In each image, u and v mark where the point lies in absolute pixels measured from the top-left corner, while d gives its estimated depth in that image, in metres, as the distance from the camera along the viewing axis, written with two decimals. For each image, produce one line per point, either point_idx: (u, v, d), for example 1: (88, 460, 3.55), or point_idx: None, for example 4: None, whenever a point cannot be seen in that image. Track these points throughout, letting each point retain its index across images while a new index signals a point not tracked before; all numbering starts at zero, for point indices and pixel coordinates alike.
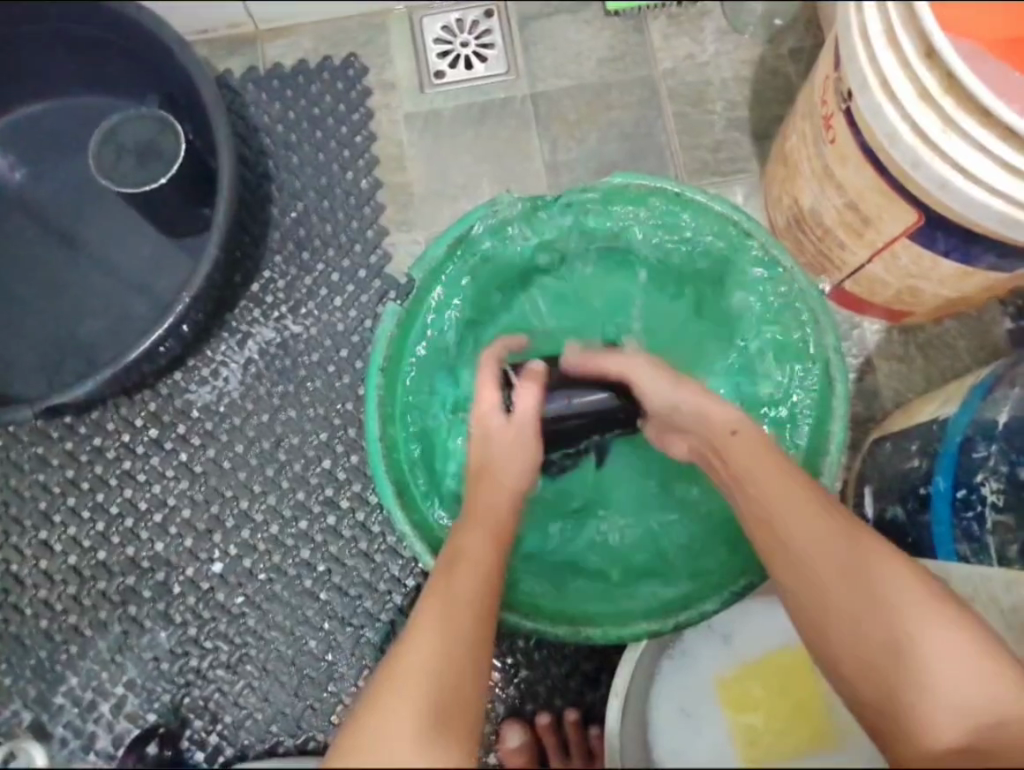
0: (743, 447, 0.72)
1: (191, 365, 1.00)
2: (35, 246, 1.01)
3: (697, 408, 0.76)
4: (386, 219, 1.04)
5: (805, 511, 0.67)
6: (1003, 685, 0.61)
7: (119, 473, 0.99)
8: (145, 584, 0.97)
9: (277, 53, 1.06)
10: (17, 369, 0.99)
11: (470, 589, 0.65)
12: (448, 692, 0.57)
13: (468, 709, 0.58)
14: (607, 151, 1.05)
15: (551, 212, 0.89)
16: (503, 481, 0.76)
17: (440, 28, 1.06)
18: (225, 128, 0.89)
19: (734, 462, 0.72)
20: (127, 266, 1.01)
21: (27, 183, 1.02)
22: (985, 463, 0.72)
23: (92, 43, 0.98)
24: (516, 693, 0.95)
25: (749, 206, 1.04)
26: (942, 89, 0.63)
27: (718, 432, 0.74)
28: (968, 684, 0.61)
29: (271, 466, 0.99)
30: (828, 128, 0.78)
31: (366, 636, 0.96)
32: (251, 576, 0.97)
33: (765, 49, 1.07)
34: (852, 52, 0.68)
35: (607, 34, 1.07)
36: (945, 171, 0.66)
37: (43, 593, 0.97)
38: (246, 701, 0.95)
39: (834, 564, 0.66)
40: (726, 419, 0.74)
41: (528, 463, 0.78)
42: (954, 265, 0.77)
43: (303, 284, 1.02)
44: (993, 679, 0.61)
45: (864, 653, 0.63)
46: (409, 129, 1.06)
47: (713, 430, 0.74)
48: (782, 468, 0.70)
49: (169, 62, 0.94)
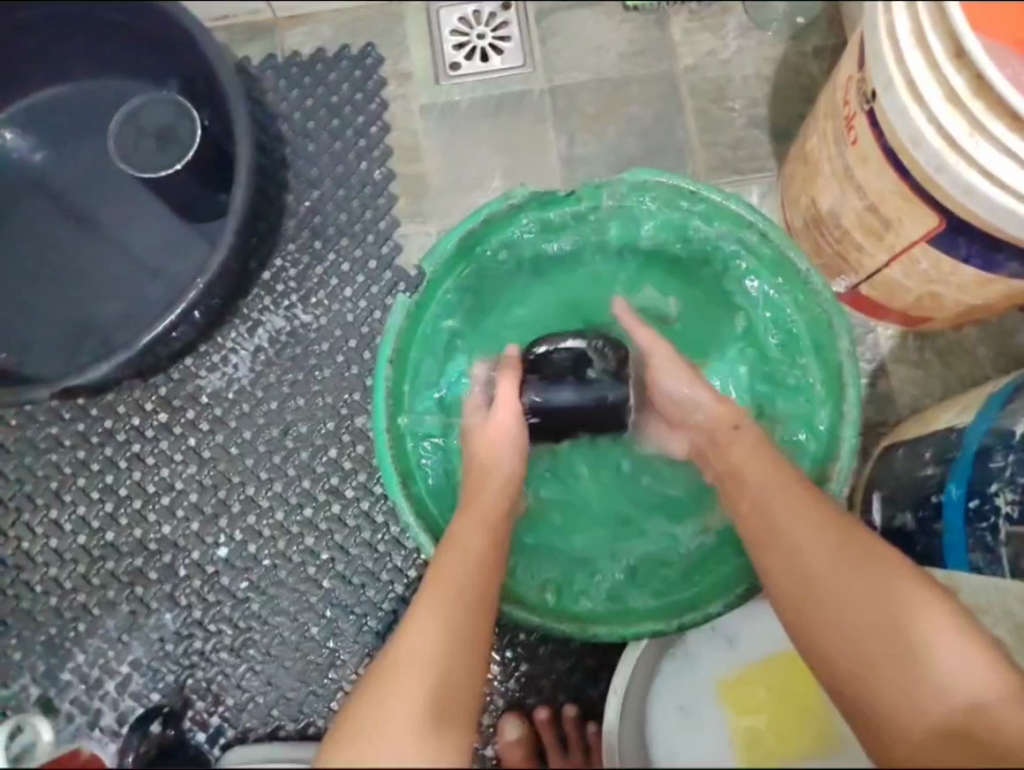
0: (745, 444, 0.75)
1: (203, 351, 1.01)
2: (53, 228, 1.02)
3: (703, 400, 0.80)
4: (399, 210, 1.03)
5: (793, 508, 0.69)
6: (994, 677, 0.61)
7: (129, 455, 0.99)
8: (152, 565, 0.98)
9: (296, 41, 1.06)
10: (33, 349, 1.00)
11: (463, 572, 0.66)
12: (447, 673, 0.58)
13: (468, 686, 0.59)
14: (624, 147, 1.04)
15: (564, 206, 0.88)
16: (495, 472, 0.78)
17: (458, 18, 1.06)
18: (244, 116, 0.89)
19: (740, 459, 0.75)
20: (142, 252, 1.01)
21: (46, 164, 1.03)
22: (1001, 474, 0.71)
23: (112, 26, 0.98)
24: (516, 687, 0.96)
25: (767, 205, 1.03)
26: (970, 91, 0.62)
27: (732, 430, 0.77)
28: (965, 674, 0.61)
29: (279, 453, 0.99)
30: (850, 129, 0.76)
31: (368, 625, 0.97)
32: (256, 561, 0.98)
33: (788, 47, 1.05)
34: (877, 52, 0.66)
35: (627, 28, 1.06)
36: (970, 175, 0.64)
37: (52, 572, 0.98)
38: (249, 684, 0.96)
39: (821, 557, 0.67)
40: (728, 417, 0.78)
41: (516, 449, 0.79)
42: (975, 272, 0.76)
43: (315, 273, 1.02)
44: (983, 674, 0.61)
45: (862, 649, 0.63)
46: (424, 120, 1.05)
47: (717, 427, 0.78)
48: (774, 466, 0.73)
49: (189, 47, 0.94)
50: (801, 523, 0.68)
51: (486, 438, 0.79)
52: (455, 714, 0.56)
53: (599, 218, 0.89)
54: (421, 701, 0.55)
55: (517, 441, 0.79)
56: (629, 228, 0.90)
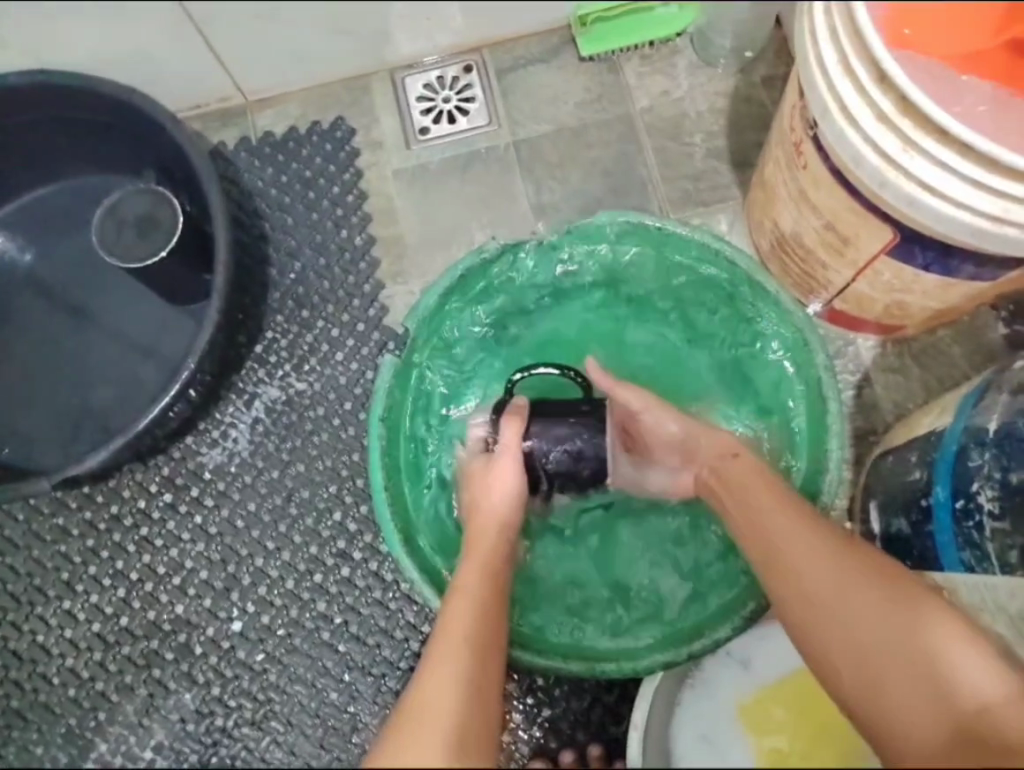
0: (744, 468, 0.77)
1: (201, 428, 1.03)
2: (48, 324, 1.05)
3: (695, 432, 0.82)
4: (381, 273, 1.07)
5: (787, 527, 0.71)
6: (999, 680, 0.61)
7: (136, 539, 1.01)
8: (168, 646, 0.99)
9: (268, 121, 1.11)
10: (36, 442, 1.02)
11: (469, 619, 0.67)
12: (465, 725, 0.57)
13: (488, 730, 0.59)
14: (591, 190, 1.08)
15: (536, 254, 0.91)
16: (494, 521, 0.78)
17: (421, 85, 1.10)
18: (219, 198, 0.93)
19: (732, 482, 0.77)
20: (136, 336, 1.04)
21: (37, 263, 1.06)
22: (980, 471, 0.73)
23: (91, 127, 1.02)
24: (540, 733, 0.95)
25: (735, 233, 1.06)
26: (898, 111, 0.65)
27: (720, 456, 0.80)
28: (972, 675, 0.61)
29: (284, 522, 1.01)
30: (800, 154, 0.80)
31: (387, 684, 0.97)
32: (270, 631, 0.98)
33: (738, 80, 1.10)
34: (811, 81, 0.70)
35: (583, 77, 1.11)
36: (912, 190, 0.67)
37: (69, 662, 0.98)
38: (273, 756, 0.96)
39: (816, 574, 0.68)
40: (726, 445, 0.80)
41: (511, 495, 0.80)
42: (936, 278, 0.79)
43: (305, 340, 1.04)
44: (994, 676, 0.61)
45: (867, 663, 0.64)
46: (397, 184, 1.09)
47: (715, 453, 0.80)
48: (765, 488, 0.74)
49: (164, 139, 0.98)
50: (797, 541, 0.70)
51: (488, 488, 0.81)
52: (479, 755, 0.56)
53: (570, 264, 0.92)
54: (446, 744, 0.55)
55: (520, 494, 0.81)
56: (603, 270, 0.93)
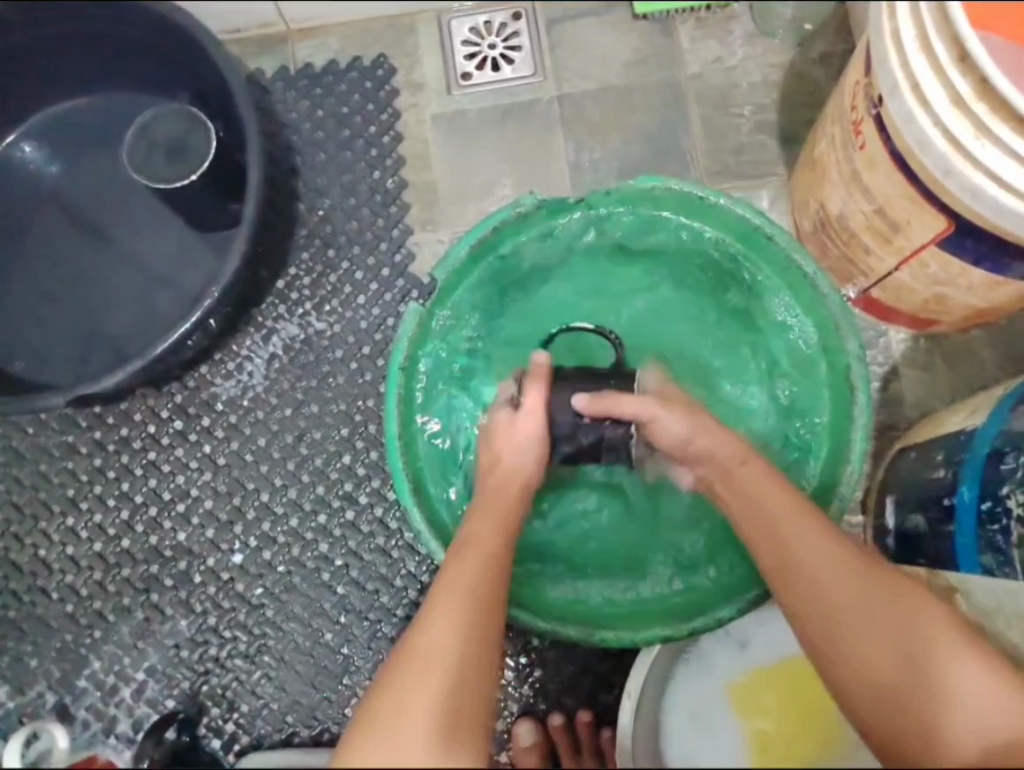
0: (753, 475, 0.72)
1: (217, 359, 1.02)
2: (69, 240, 1.03)
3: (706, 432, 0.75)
4: (411, 219, 1.04)
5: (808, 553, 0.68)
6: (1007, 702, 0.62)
7: (144, 463, 1.00)
8: (168, 572, 0.99)
9: (307, 52, 1.07)
10: (48, 359, 1.01)
11: (470, 580, 0.67)
12: (451, 682, 0.58)
13: (482, 695, 0.60)
14: (632, 153, 1.05)
15: (573, 213, 0.89)
16: (515, 483, 0.77)
17: (467, 29, 1.07)
18: (253, 125, 0.90)
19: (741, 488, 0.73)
20: (156, 262, 1.03)
21: (62, 177, 1.04)
22: (1012, 476, 0.71)
23: (126, 42, 0.99)
24: (529, 693, 0.95)
25: (776, 211, 1.03)
26: (975, 94, 0.62)
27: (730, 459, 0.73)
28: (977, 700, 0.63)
29: (293, 460, 1.00)
30: (858, 133, 0.77)
31: (382, 630, 0.97)
32: (270, 568, 0.98)
33: (796, 53, 1.06)
34: (884, 56, 0.67)
35: (634, 37, 1.07)
36: (978, 179, 0.65)
37: (68, 579, 0.99)
38: (263, 690, 0.97)
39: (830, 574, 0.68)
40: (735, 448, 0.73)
41: (534, 453, 0.78)
42: (985, 274, 0.77)
43: (328, 281, 1.03)
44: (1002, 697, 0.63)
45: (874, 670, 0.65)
46: (435, 130, 1.06)
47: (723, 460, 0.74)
48: (777, 498, 0.71)
49: (202, 60, 0.95)
50: (809, 543, 0.69)
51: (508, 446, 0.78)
52: (472, 717, 0.57)
53: (605, 227, 0.91)
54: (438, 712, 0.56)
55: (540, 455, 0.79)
56: (637, 235, 0.91)
